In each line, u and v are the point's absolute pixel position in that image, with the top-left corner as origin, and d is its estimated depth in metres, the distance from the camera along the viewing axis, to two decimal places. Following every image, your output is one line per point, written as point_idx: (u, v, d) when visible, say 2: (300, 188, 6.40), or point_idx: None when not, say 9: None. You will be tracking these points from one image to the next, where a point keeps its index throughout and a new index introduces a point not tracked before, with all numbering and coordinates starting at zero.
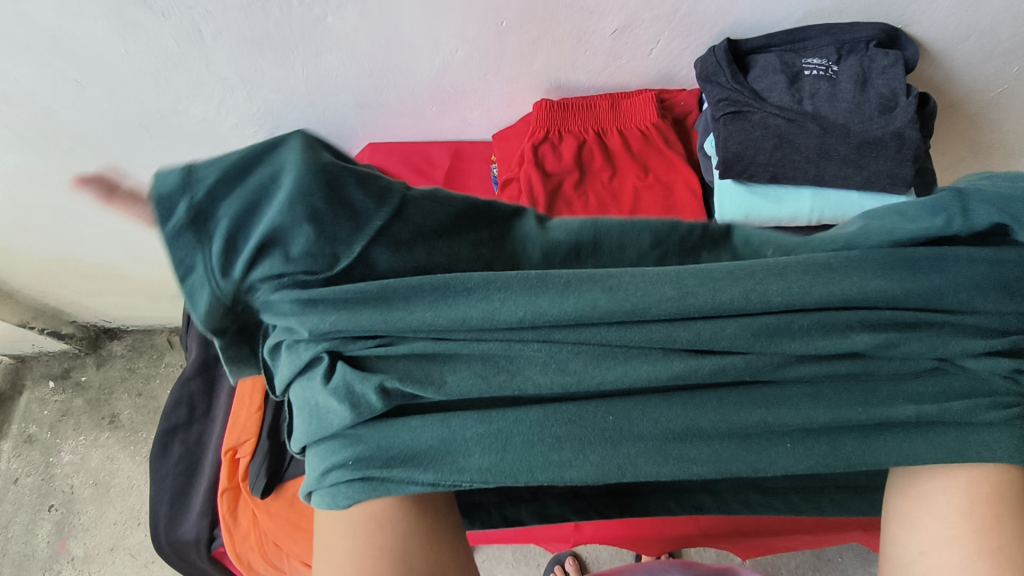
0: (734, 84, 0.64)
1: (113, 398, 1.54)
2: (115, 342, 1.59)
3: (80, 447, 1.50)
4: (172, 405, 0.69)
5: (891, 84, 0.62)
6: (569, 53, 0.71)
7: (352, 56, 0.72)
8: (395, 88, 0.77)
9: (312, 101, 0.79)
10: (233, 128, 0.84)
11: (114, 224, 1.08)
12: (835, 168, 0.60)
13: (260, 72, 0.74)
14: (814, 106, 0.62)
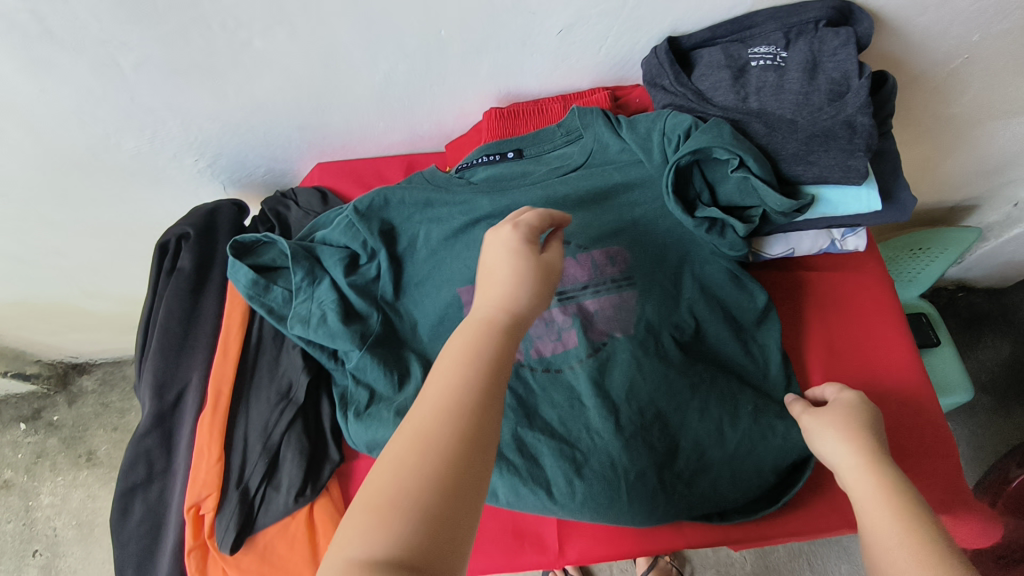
0: (679, 86, 0.64)
1: (88, 435, 1.49)
2: (85, 377, 1.54)
3: (60, 488, 1.45)
4: (129, 463, 0.65)
5: (842, 67, 0.59)
6: (515, 57, 0.68)
7: (287, 77, 0.67)
8: (337, 108, 0.73)
9: (250, 127, 0.75)
10: (170, 159, 0.79)
11: (63, 264, 1.03)
12: (785, 167, 0.59)
13: (190, 101, 0.70)
14: (760, 102, 0.61)
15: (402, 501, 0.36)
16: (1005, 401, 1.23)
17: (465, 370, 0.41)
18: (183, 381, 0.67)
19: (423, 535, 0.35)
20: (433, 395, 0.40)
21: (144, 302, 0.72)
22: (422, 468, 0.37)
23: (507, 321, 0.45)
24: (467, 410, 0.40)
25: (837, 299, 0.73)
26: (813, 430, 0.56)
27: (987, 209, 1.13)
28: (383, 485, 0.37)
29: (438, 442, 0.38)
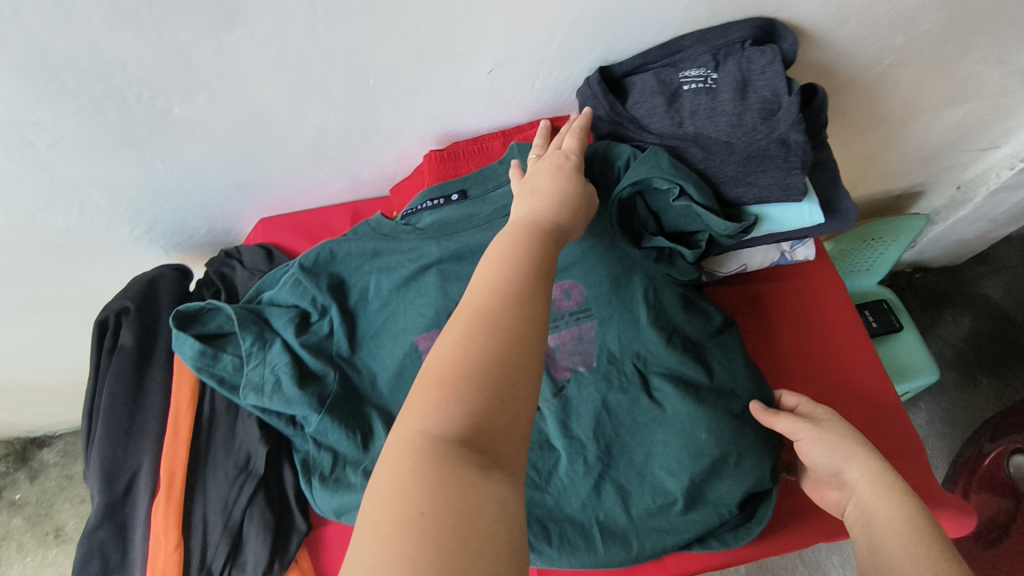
0: (614, 117, 0.63)
1: (55, 511, 1.42)
2: (46, 450, 1.47)
3: (28, 570, 1.36)
4: (82, 561, 0.61)
5: (771, 84, 0.59)
6: (447, 99, 0.67)
7: (215, 140, 0.65)
8: (272, 164, 0.71)
9: (184, 191, 0.73)
10: (103, 230, 0.76)
11: (4, 343, 0.98)
12: (726, 189, 0.60)
13: (116, 172, 0.67)
14: (696, 126, 0.60)
15: (465, 382, 0.37)
16: (972, 375, 1.25)
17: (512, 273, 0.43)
18: (134, 466, 0.64)
19: (485, 414, 0.37)
20: (485, 289, 0.42)
21: (86, 385, 0.69)
22: (481, 353, 0.38)
23: (546, 235, 0.48)
24: (521, 306, 0.41)
25: (794, 307, 0.73)
26: (807, 442, 0.58)
27: (931, 194, 1.16)
28: (442, 367, 0.38)
29: (496, 331, 0.39)
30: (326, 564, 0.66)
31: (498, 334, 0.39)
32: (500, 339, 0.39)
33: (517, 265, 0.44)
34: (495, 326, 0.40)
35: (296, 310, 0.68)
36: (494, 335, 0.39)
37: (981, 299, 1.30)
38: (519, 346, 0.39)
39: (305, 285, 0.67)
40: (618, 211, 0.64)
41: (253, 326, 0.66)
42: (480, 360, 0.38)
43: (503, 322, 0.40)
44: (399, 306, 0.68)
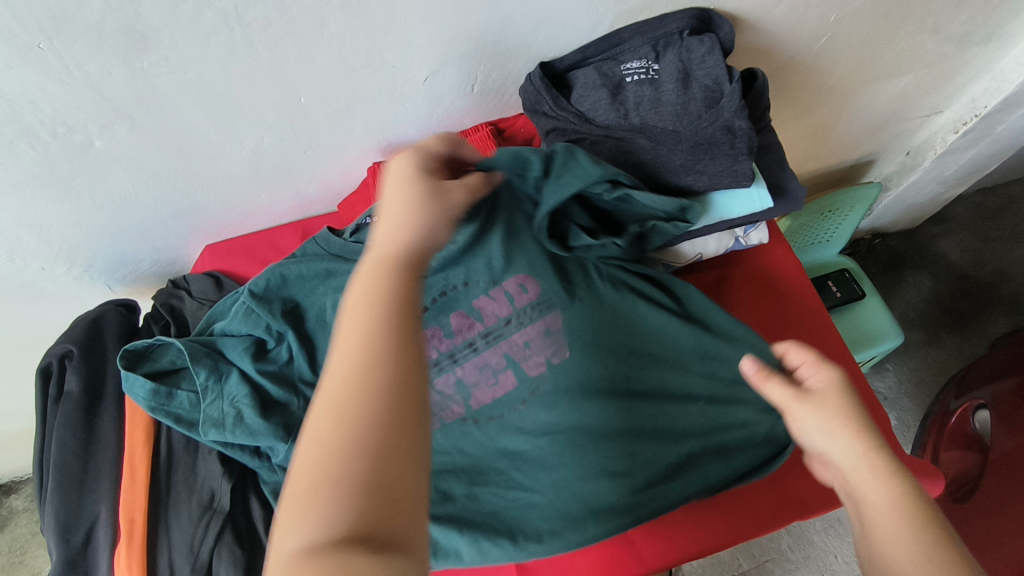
0: (558, 111, 0.61)
1: (28, 558, 1.37)
2: (14, 496, 1.42)
3: None
4: None
5: (712, 72, 0.59)
6: (386, 110, 0.65)
7: (144, 170, 0.62)
8: (209, 189, 0.69)
9: (119, 225, 0.70)
10: (39, 272, 0.73)
11: None
12: (675, 179, 0.59)
13: (42, 212, 0.64)
14: (641, 118, 0.59)
15: (335, 474, 0.32)
16: (935, 333, 1.28)
17: (378, 325, 0.36)
18: (91, 515, 0.61)
19: (362, 513, 0.31)
20: (350, 362, 0.35)
21: (34, 436, 0.66)
22: (351, 452, 0.33)
23: (406, 269, 0.40)
24: (383, 374, 0.35)
25: (754, 288, 0.74)
26: (796, 426, 0.49)
27: (882, 162, 1.18)
28: (316, 470, 0.32)
29: (364, 414, 0.34)
30: None
31: (371, 399, 0.34)
32: (371, 406, 0.34)
33: (374, 311, 0.37)
34: (363, 396, 0.34)
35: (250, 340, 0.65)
36: (362, 406, 0.34)
37: (939, 259, 1.33)
38: (392, 417, 0.34)
39: (257, 312, 0.65)
40: (569, 212, 0.63)
41: (206, 359, 0.64)
42: (352, 443, 0.33)
43: (363, 390, 0.34)
44: None
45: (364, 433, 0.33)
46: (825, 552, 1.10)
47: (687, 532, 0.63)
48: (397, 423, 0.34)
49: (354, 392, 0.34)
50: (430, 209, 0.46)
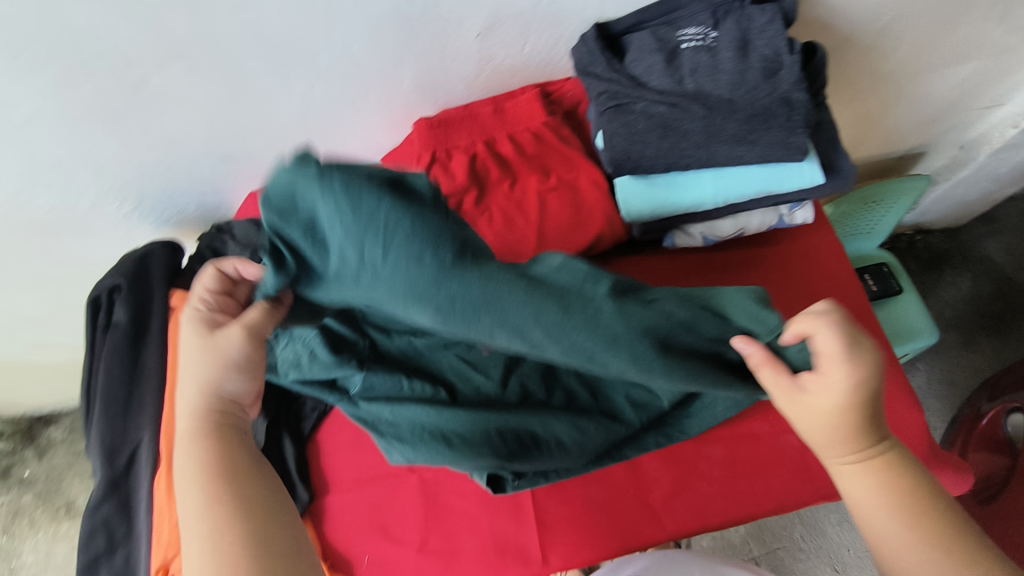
0: (612, 74, 0.60)
1: (64, 486, 1.42)
2: (52, 427, 1.47)
3: (42, 543, 1.38)
4: (87, 536, 0.62)
5: (772, 43, 0.57)
6: (435, 66, 0.65)
7: (197, 112, 0.64)
8: (258, 135, 0.70)
9: (170, 165, 0.71)
10: (91, 208, 0.75)
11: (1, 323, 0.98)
12: (726, 149, 0.56)
13: (97, 147, 0.65)
14: (696, 84, 0.57)
15: None
16: (970, 335, 1.25)
17: (215, 478, 0.44)
18: (134, 441, 0.64)
19: None
20: (206, 515, 0.43)
21: (82, 363, 0.69)
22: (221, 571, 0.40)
23: (210, 436, 0.46)
24: (239, 510, 0.43)
25: (796, 271, 0.72)
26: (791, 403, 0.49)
27: (934, 154, 1.14)
28: None
29: (228, 539, 0.41)
30: (331, 534, 0.66)
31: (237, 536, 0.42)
32: (241, 534, 0.42)
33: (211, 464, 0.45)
34: (238, 530, 0.42)
35: None
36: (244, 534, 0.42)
37: (981, 259, 1.29)
38: (254, 530, 0.42)
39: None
40: (615, 178, 0.61)
41: None
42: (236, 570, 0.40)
43: (233, 530, 0.42)
44: None
45: (238, 545, 0.41)
46: (838, 545, 1.10)
47: (709, 500, 0.64)
48: (258, 530, 0.42)
49: (234, 528, 0.42)
50: (212, 355, 0.47)
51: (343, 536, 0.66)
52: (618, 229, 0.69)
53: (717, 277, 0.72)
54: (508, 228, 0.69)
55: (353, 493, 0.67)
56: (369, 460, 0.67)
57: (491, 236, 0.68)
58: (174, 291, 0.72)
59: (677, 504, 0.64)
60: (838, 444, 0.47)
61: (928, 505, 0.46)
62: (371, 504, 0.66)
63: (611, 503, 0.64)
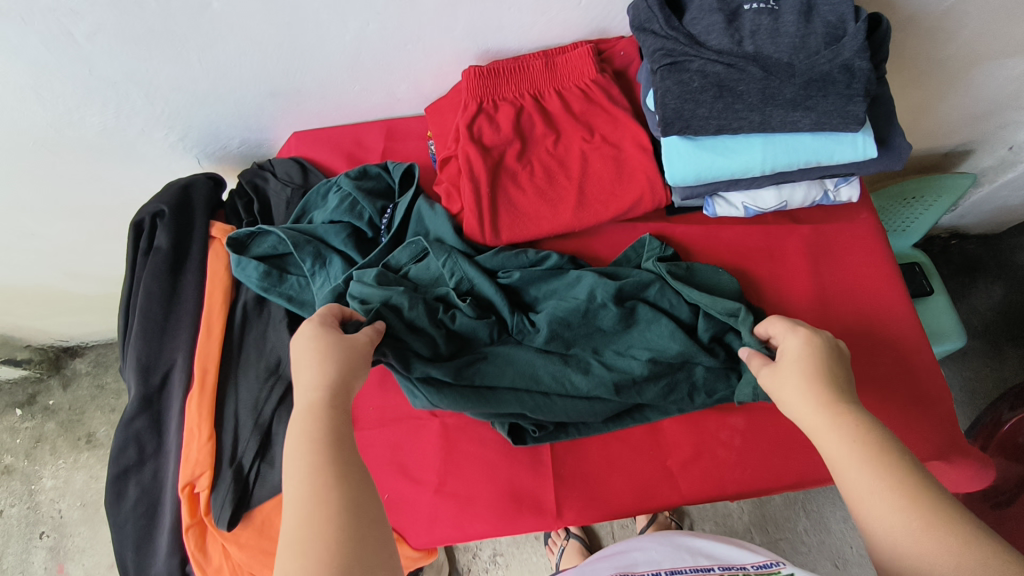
0: (669, 31, 0.58)
1: (86, 418, 1.44)
2: (78, 360, 1.49)
3: (62, 470, 1.40)
4: (119, 448, 0.64)
5: (837, 10, 0.57)
6: (491, 14, 0.65)
7: (252, 41, 0.64)
8: (308, 71, 0.70)
9: (219, 96, 0.72)
10: (140, 133, 0.76)
11: (40, 246, 1.00)
12: (781, 114, 0.56)
13: (153, 70, 0.66)
14: (756, 46, 0.57)
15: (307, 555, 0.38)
16: (997, 345, 1.22)
17: (325, 442, 0.43)
18: (168, 361, 0.66)
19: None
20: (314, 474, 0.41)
21: (123, 284, 0.70)
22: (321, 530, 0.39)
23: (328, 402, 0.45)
24: (342, 475, 0.41)
25: (833, 251, 0.71)
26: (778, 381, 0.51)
27: (981, 153, 1.12)
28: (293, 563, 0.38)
29: (332, 502, 0.40)
30: None
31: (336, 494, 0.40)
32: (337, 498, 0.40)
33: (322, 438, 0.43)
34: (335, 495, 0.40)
35: (340, 227, 0.69)
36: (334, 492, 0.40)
37: (1016, 269, 1.27)
38: (352, 497, 0.41)
39: (358, 201, 0.70)
40: (663, 138, 0.60)
41: (300, 236, 0.67)
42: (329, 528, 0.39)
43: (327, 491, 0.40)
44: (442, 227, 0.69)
45: (338, 509, 0.40)
46: (841, 541, 1.09)
47: (726, 468, 0.64)
48: (358, 498, 0.41)
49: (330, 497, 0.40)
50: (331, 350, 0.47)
51: None
52: (659, 195, 0.67)
53: (752, 250, 0.71)
54: (548, 183, 0.68)
55: (374, 432, 0.67)
56: (393, 401, 0.68)
57: (531, 191, 0.68)
58: (215, 222, 0.73)
59: (696, 470, 0.64)
60: (808, 399, 0.47)
61: (908, 465, 0.42)
62: (392, 445, 0.67)
63: (629, 462, 0.64)
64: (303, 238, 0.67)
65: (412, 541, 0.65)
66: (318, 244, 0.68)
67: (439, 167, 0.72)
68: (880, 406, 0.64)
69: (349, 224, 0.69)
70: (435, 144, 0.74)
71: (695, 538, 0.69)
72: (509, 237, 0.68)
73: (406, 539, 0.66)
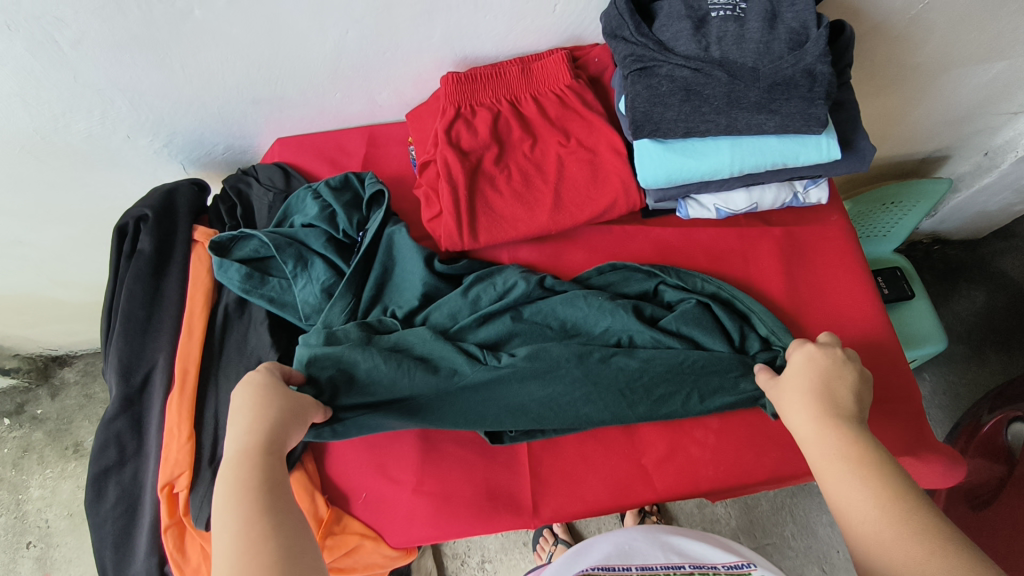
0: (639, 37, 0.60)
1: (74, 427, 1.44)
2: (67, 369, 1.48)
3: (49, 480, 1.39)
4: (100, 447, 0.65)
5: (800, 16, 0.58)
6: (467, 20, 0.66)
7: (236, 48, 0.66)
8: (291, 79, 0.72)
9: (203, 102, 0.73)
10: (125, 140, 0.77)
11: (27, 253, 1.00)
12: (747, 117, 0.57)
13: (137, 76, 0.67)
14: (722, 51, 0.58)
15: None
16: (980, 350, 1.24)
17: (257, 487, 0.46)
18: (150, 362, 0.67)
19: None
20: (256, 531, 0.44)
21: (106, 287, 0.71)
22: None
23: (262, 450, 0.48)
24: (274, 529, 0.44)
25: (806, 253, 0.73)
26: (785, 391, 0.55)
27: (957, 158, 1.14)
28: None
29: (266, 555, 0.42)
30: (330, 469, 0.67)
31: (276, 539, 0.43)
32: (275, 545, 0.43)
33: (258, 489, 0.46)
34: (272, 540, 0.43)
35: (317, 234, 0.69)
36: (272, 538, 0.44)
37: (997, 274, 1.28)
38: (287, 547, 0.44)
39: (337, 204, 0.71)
40: (634, 141, 0.61)
41: (279, 240, 0.68)
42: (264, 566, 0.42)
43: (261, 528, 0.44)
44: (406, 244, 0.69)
45: (275, 563, 0.42)
46: (828, 545, 1.10)
47: (700, 466, 0.64)
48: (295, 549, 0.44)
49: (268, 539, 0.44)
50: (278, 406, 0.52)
51: (342, 473, 0.67)
52: (633, 197, 0.69)
53: (725, 251, 0.73)
54: (525, 187, 0.70)
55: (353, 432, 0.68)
56: None
57: (507, 194, 0.69)
58: (197, 226, 0.74)
59: (670, 467, 0.64)
60: (805, 406, 0.52)
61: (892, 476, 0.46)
62: (371, 445, 0.67)
63: (604, 461, 0.65)
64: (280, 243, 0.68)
65: (391, 540, 0.66)
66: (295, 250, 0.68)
67: (418, 170, 0.73)
68: None
69: (326, 228, 0.70)
70: (415, 149, 0.76)
71: (672, 535, 0.68)
72: (487, 240, 0.69)
73: (385, 538, 0.66)
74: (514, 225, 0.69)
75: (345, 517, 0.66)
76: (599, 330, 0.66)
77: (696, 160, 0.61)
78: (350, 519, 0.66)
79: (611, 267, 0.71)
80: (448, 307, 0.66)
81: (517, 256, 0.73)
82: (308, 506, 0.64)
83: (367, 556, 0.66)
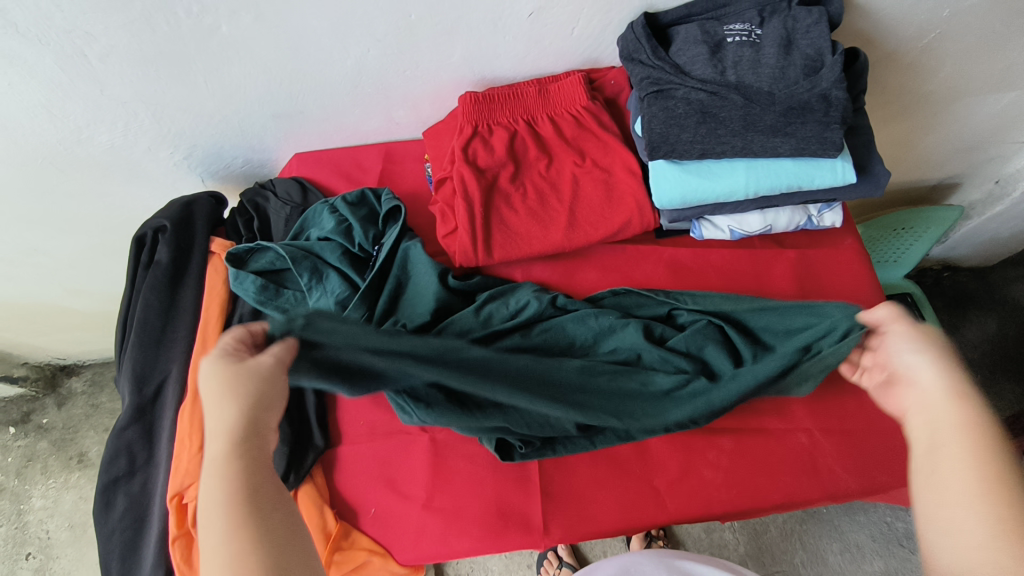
0: (656, 60, 0.61)
1: (79, 437, 1.43)
2: (74, 379, 1.48)
3: (52, 490, 1.39)
4: (111, 456, 0.65)
5: (816, 43, 0.59)
6: (487, 41, 0.68)
7: (259, 65, 0.67)
8: (312, 95, 0.73)
9: (225, 116, 0.75)
10: (146, 152, 0.79)
11: (43, 262, 1.01)
12: (762, 141, 0.58)
13: (162, 90, 0.69)
14: (738, 75, 0.59)
15: None
16: (992, 378, 1.23)
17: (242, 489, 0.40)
18: (163, 371, 0.67)
19: None
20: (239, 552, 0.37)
21: (122, 296, 0.72)
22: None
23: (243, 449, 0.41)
24: (263, 532, 0.39)
25: (820, 277, 0.73)
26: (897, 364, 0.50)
27: (968, 186, 1.14)
28: None
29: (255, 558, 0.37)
30: (340, 484, 0.67)
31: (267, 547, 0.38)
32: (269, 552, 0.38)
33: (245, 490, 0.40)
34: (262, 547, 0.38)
35: (331, 246, 0.70)
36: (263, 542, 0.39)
37: (1008, 303, 1.28)
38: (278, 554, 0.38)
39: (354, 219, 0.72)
40: (650, 161, 0.62)
41: (294, 252, 0.68)
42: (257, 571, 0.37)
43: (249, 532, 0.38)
44: (421, 257, 0.69)
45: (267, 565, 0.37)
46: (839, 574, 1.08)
47: (712, 488, 0.64)
48: (290, 557, 0.39)
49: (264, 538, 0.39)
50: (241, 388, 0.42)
51: (352, 487, 0.67)
52: (647, 218, 0.69)
53: (738, 273, 0.73)
54: (540, 206, 0.70)
55: (363, 447, 0.68)
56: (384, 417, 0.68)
57: (523, 212, 0.70)
58: (214, 238, 0.75)
59: (683, 489, 0.64)
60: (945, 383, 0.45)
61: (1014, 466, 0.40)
62: (382, 460, 0.67)
63: (615, 481, 0.64)
64: (296, 254, 0.68)
65: (398, 558, 0.65)
66: (310, 261, 0.69)
67: (435, 187, 0.74)
68: (867, 428, 0.65)
69: (340, 240, 0.71)
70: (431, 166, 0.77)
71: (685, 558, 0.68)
72: (502, 257, 0.70)
73: (393, 555, 0.65)
74: (527, 245, 0.70)
75: (353, 532, 0.65)
76: (606, 349, 0.67)
77: (711, 181, 0.62)
78: (359, 535, 0.66)
79: (624, 290, 0.71)
80: (463, 323, 0.66)
81: (530, 273, 0.74)
82: (316, 520, 0.64)
83: (374, 571, 0.66)
